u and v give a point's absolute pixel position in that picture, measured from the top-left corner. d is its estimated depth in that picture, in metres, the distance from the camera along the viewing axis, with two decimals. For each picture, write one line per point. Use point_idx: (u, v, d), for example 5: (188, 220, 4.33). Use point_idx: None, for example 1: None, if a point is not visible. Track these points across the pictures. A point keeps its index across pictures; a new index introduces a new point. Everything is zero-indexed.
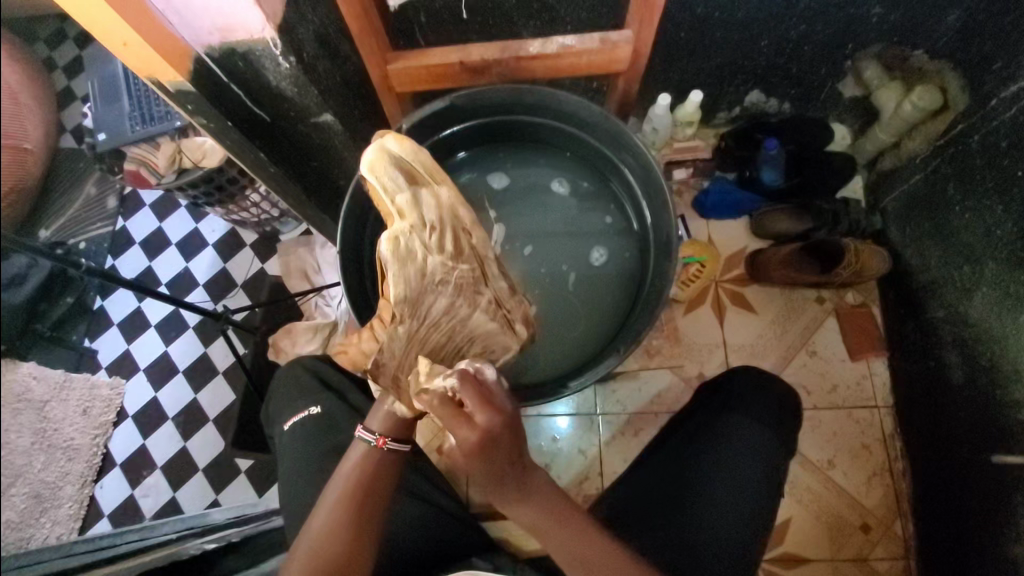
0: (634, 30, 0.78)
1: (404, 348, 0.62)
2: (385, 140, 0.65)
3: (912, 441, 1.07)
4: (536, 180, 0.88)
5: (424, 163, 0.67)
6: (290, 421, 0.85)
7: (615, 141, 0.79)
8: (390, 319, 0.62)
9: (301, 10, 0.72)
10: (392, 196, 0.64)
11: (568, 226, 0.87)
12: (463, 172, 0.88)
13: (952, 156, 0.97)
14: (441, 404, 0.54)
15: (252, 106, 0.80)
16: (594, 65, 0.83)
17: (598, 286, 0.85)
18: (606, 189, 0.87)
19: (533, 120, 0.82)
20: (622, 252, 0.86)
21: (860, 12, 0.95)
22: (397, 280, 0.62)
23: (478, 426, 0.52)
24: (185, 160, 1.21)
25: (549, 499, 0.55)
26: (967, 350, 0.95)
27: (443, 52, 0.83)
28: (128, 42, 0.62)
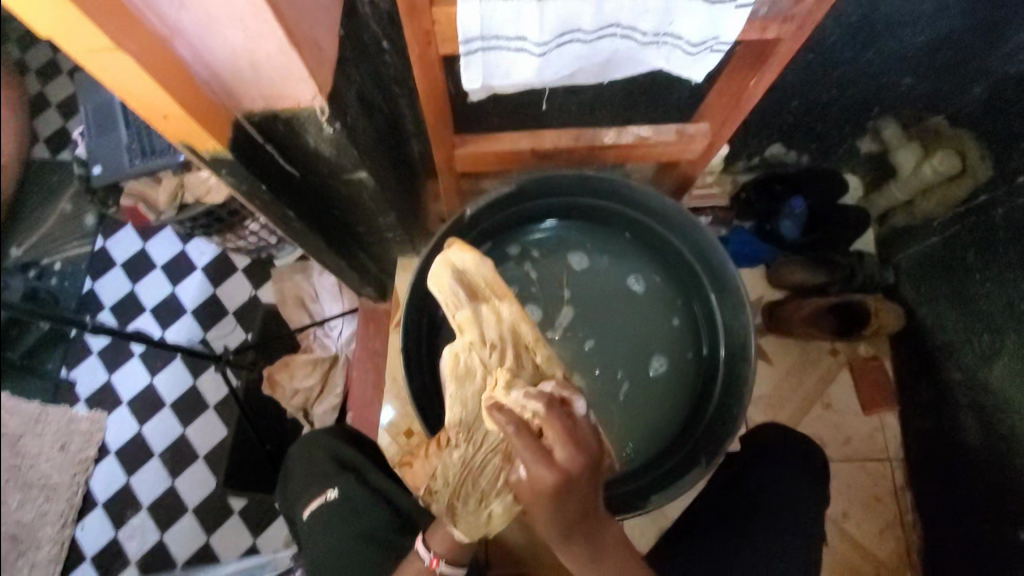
0: (711, 125, 0.77)
1: (457, 474, 0.58)
2: (451, 253, 0.59)
3: (922, 496, 1.10)
4: (613, 268, 0.87)
5: (485, 277, 0.61)
6: (307, 509, 0.84)
7: (684, 233, 0.80)
8: (447, 442, 0.61)
9: (346, 75, 0.67)
10: (453, 310, 0.60)
11: (634, 322, 0.86)
12: (537, 248, 0.88)
13: (974, 224, 1.00)
14: (518, 431, 0.50)
15: (285, 165, 0.76)
16: (665, 153, 0.81)
17: (660, 386, 0.85)
18: (680, 291, 0.87)
19: (621, 210, 0.83)
20: (684, 358, 0.85)
21: (891, 81, 0.97)
22: (454, 401, 0.61)
23: (559, 466, 0.48)
24: (187, 196, 1.12)
25: (621, 555, 0.53)
26: (984, 417, 0.97)
27: (514, 136, 0.79)
28: (169, 115, 0.57)
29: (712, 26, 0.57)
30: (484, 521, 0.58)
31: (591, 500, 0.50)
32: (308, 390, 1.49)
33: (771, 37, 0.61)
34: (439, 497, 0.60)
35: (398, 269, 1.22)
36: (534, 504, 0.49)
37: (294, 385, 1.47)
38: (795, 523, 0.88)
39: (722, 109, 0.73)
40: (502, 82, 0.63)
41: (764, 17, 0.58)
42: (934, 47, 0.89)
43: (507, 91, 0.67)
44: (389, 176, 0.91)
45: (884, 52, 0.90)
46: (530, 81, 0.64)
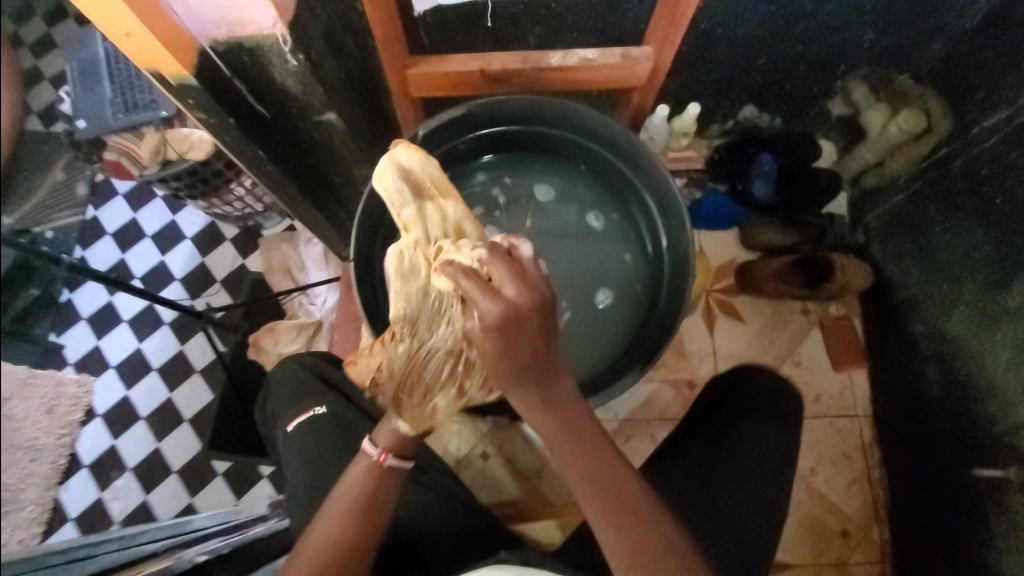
0: (654, 49, 0.83)
1: (402, 367, 0.59)
2: (397, 152, 0.64)
3: (890, 451, 1.11)
4: (569, 200, 0.90)
5: (431, 176, 0.65)
6: (294, 422, 0.87)
7: (634, 161, 0.82)
8: (392, 337, 0.61)
9: (310, 8, 0.70)
10: (398, 209, 0.63)
11: (586, 257, 0.89)
12: (505, 181, 0.90)
13: (935, 178, 1.02)
14: (469, 275, 0.51)
15: (254, 103, 0.78)
16: (614, 79, 0.87)
17: (611, 313, 0.87)
18: (632, 226, 0.89)
19: (584, 145, 0.85)
20: (631, 293, 0.88)
21: (854, 35, 0.99)
22: (399, 297, 0.62)
23: (506, 297, 0.49)
24: (171, 152, 1.17)
25: (572, 411, 0.54)
26: (946, 365, 0.98)
27: (464, 60, 0.87)
28: (131, 33, 0.59)
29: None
30: (428, 413, 0.60)
31: (546, 345, 0.51)
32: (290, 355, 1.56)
33: None
34: (383, 390, 0.59)
35: None
36: (485, 341, 0.49)
37: (278, 350, 1.52)
38: (772, 453, 0.88)
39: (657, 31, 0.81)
40: None
41: None
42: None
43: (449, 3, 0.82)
44: (361, 123, 0.93)
45: (845, 4, 0.91)
46: None
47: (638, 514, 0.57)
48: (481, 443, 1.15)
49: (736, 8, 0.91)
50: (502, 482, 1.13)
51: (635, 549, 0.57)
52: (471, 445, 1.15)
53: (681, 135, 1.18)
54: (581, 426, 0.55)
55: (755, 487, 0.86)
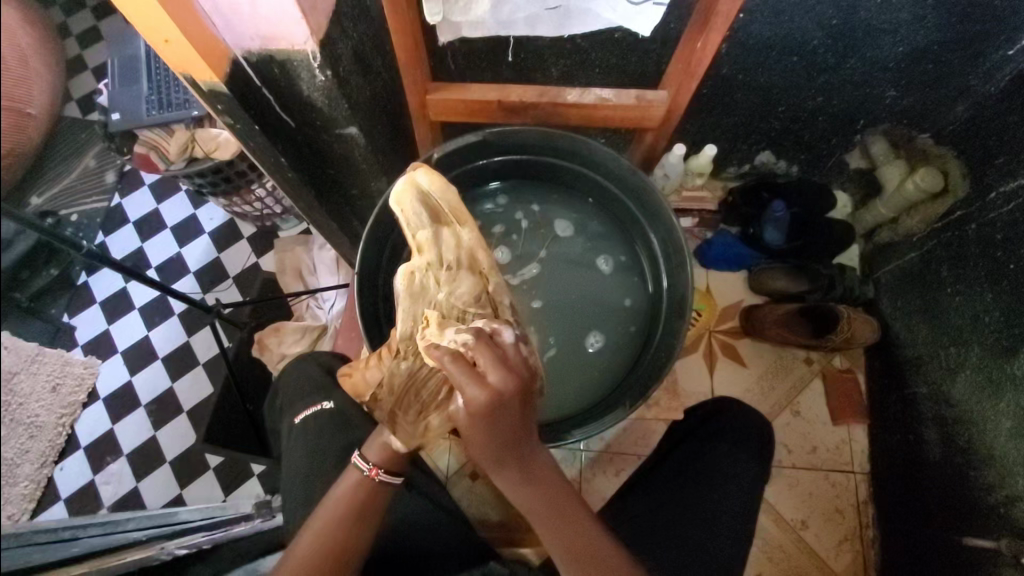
0: (670, 92, 0.84)
1: (402, 384, 0.61)
2: (416, 174, 0.66)
3: (885, 511, 1.09)
4: (577, 233, 0.91)
5: (447, 200, 0.67)
6: (302, 414, 0.88)
7: (640, 198, 0.82)
8: (397, 353, 0.63)
9: (341, 26, 0.73)
10: (414, 231, 0.65)
11: (589, 291, 0.89)
12: (526, 209, 0.91)
13: (948, 240, 1.01)
14: (454, 362, 0.51)
15: (281, 112, 0.81)
16: (625, 118, 0.87)
17: (608, 350, 0.87)
18: (637, 267, 0.90)
19: (606, 186, 0.86)
20: (627, 337, 0.88)
21: (875, 92, 0.99)
22: (406, 315, 0.65)
23: (490, 386, 0.50)
24: (198, 150, 1.22)
25: (551, 484, 0.55)
26: (947, 429, 0.97)
27: (483, 90, 0.87)
28: (170, 39, 0.62)
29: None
30: (422, 432, 0.59)
31: (525, 427, 0.52)
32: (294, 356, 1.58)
33: None
34: (382, 404, 0.61)
35: None
36: (468, 427, 0.50)
37: (282, 350, 1.53)
38: (740, 486, 0.85)
39: (675, 77, 0.81)
40: (460, 17, 0.74)
41: None
42: (911, 61, 0.92)
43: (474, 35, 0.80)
44: (381, 139, 0.96)
45: (866, 61, 0.92)
46: (486, 17, 0.75)
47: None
48: (470, 463, 1.15)
49: (756, 58, 0.93)
50: (486, 504, 1.12)
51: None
52: (460, 465, 1.15)
53: (697, 174, 1.19)
54: (560, 500, 0.55)
55: (722, 517, 0.83)
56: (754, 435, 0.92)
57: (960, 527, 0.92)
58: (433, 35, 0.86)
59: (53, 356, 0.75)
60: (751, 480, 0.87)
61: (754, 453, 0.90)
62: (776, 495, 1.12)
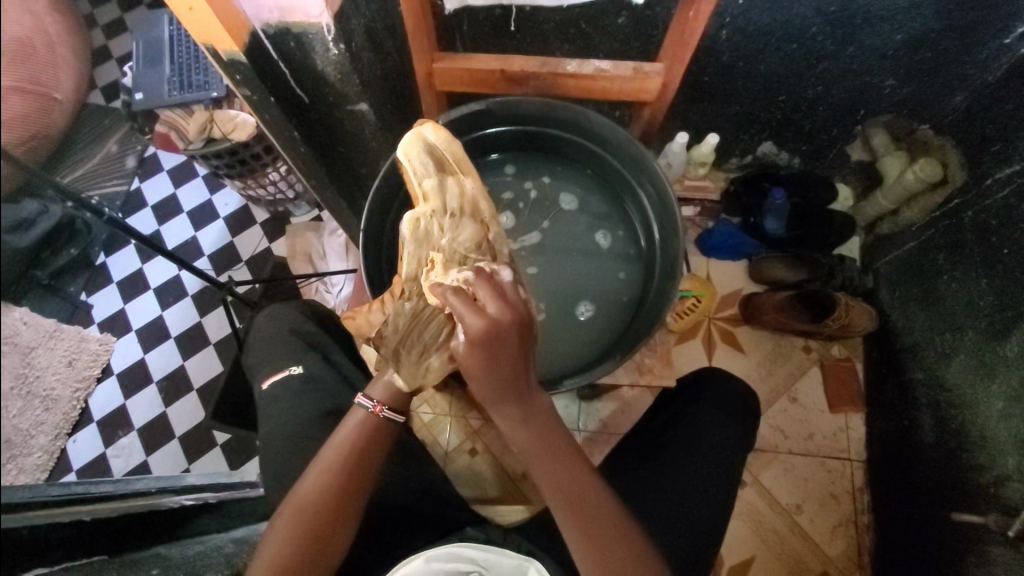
0: (666, 66, 0.87)
1: (406, 324, 0.64)
2: (424, 128, 0.70)
3: (879, 495, 1.10)
4: (579, 204, 0.94)
5: (452, 152, 0.70)
6: (270, 380, 0.86)
7: (635, 166, 0.84)
8: (401, 294, 0.67)
9: (354, 3, 0.77)
10: (420, 179, 0.68)
11: (586, 261, 0.92)
12: (535, 180, 0.95)
13: (946, 227, 1.02)
14: (457, 297, 0.57)
15: (296, 87, 0.85)
16: (625, 91, 0.91)
17: (600, 317, 0.90)
18: (634, 239, 0.92)
19: (608, 161, 0.88)
20: (618, 311, 0.90)
21: (874, 81, 1.01)
22: (411, 259, 0.67)
23: (489, 316, 0.54)
24: (216, 130, 1.22)
25: (549, 429, 0.58)
26: (940, 412, 0.98)
27: (488, 60, 0.90)
28: (194, 8, 0.65)
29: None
30: (422, 371, 0.63)
31: (523, 362, 0.56)
32: None
33: None
34: (386, 343, 0.63)
35: None
36: (470, 356, 0.54)
37: None
38: (723, 448, 0.86)
39: (670, 49, 0.84)
40: None
41: None
42: (909, 50, 0.94)
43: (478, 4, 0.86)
44: (389, 119, 1.00)
45: (863, 49, 0.94)
46: None
47: (609, 538, 0.58)
48: (470, 440, 1.17)
49: (756, 45, 0.96)
50: (483, 480, 1.15)
51: (610, 568, 0.58)
52: (460, 441, 1.17)
53: (699, 163, 1.22)
54: (557, 441, 0.58)
55: (704, 477, 0.83)
56: (737, 400, 0.92)
57: (951, 509, 0.92)
58: (440, 10, 0.89)
59: (65, 337, 0.79)
60: (734, 444, 0.87)
61: (737, 418, 0.90)
62: (771, 478, 1.13)
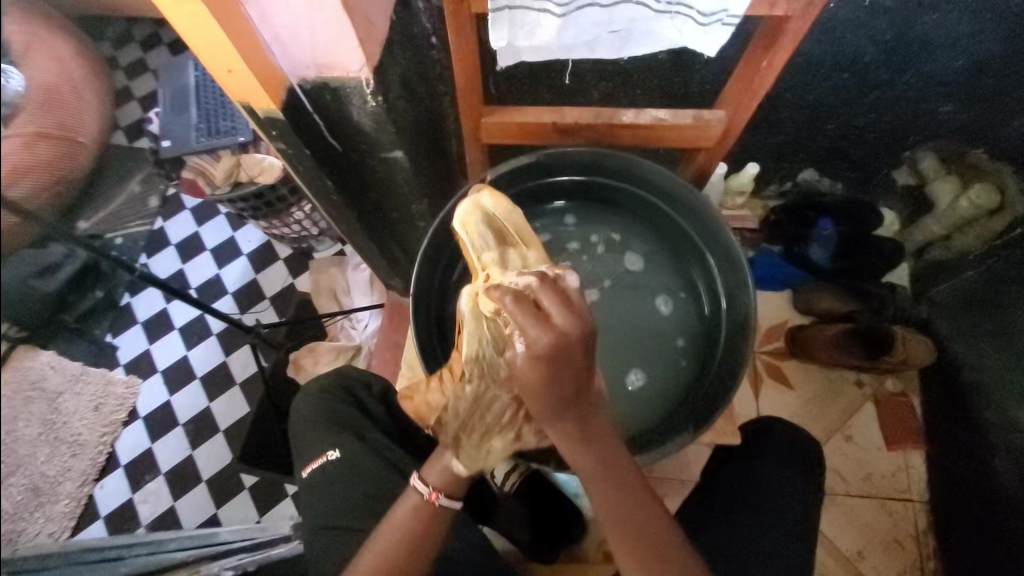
0: (729, 111, 0.79)
1: (467, 409, 0.60)
2: (482, 197, 0.67)
3: (946, 541, 1.03)
4: (637, 261, 0.87)
5: (512, 222, 0.67)
6: (308, 468, 0.79)
7: (702, 218, 0.79)
8: (461, 375, 0.62)
9: (392, 53, 0.75)
10: (479, 253, 0.65)
11: (645, 326, 0.84)
12: (600, 233, 0.88)
13: (1017, 258, 0.98)
14: (517, 302, 0.53)
15: (329, 137, 0.82)
16: (687, 139, 0.83)
17: (656, 385, 0.82)
18: (696, 302, 0.85)
19: (676, 220, 0.83)
20: (674, 385, 0.82)
21: (929, 107, 0.97)
22: (471, 336, 0.61)
23: (557, 328, 0.51)
24: (242, 174, 1.22)
25: (614, 456, 0.56)
26: (1018, 458, 0.92)
27: (536, 110, 0.83)
28: (233, 69, 0.64)
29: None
30: (484, 456, 0.60)
31: (589, 373, 0.53)
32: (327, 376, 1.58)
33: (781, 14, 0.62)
34: (448, 428, 0.61)
35: None
36: (530, 369, 0.52)
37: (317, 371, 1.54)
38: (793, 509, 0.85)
39: (735, 95, 0.76)
40: (525, 41, 0.69)
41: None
42: (968, 76, 0.89)
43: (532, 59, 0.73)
44: (423, 162, 0.97)
45: (920, 75, 0.90)
46: (551, 47, 0.69)
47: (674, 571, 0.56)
48: None
49: (806, 74, 0.92)
50: None
51: None
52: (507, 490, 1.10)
53: (737, 193, 1.17)
54: (620, 464, 0.57)
55: (774, 540, 0.82)
56: (798, 457, 0.90)
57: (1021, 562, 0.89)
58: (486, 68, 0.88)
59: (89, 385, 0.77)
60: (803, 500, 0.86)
61: (801, 473, 0.89)
62: (830, 524, 1.07)
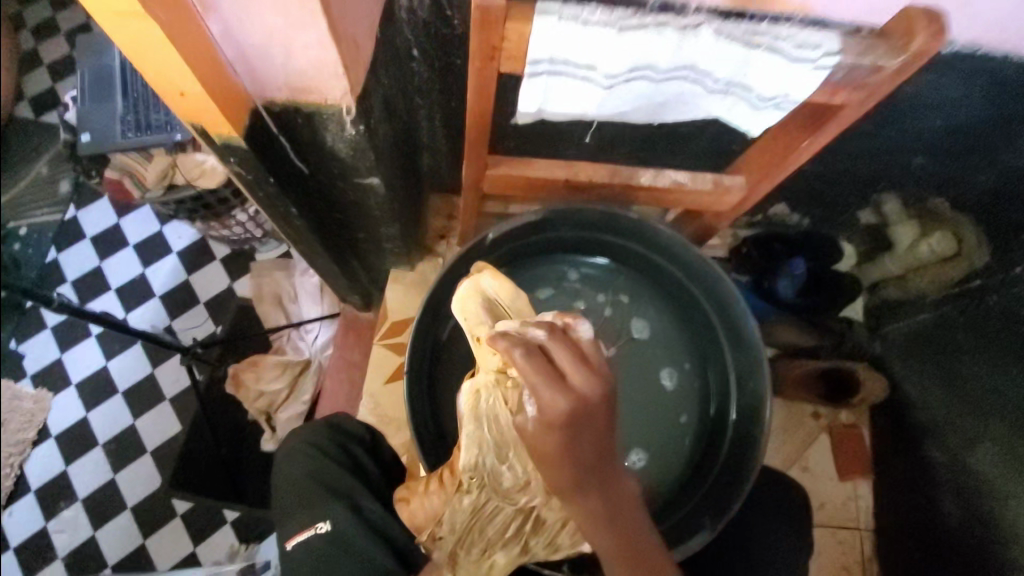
0: (749, 179, 0.83)
1: (464, 523, 0.64)
2: (482, 277, 0.66)
3: (888, 567, 1.10)
4: (645, 328, 0.92)
5: (515, 304, 0.65)
6: (293, 540, 0.75)
7: (714, 294, 0.85)
8: (458, 486, 0.63)
9: (375, 75, 0.66)
10: (474, 333, 0.64)
11: (650, 398, 0.88)
12: (609, 294, 0.92)
13: (967, 308, 1.01)
14: (527, 358, 0.47)
15: (296, 160, 0.71)
16: (701, 199, 0.87)
17: (660, 461, 0.87)
18: (699, 376, 0.90)
19: (694, 294, 0.88)
20: (673, 463, 0.87)
21: (902, 159, 1.00)
22: (469, 442, 0.62)
23: (575, 391, 0.46)
24: (179, 176, 1.08)
25: (633, 527, 0.51)
26: (965, 497, 0.98)
27: (550, 166, 0.82)
28: (186, 92, 0.53)
29: (784, 85, 0.60)
30: (485, 570, 0.65)
31: (611, 437, 0.49)
32: (274, 396, 1.34)
33: (837, 102, 0.65)
34: (442, 545, 0.64)
35: (390, 279, 1.20)
36: (546, 437, 0.46)
37: (261, 387, 1.33)
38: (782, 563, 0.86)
39: (758, 166, 0.81)
40: (557, 108, 0.65)
41: (838, 82, 0.62)
42: (943, 136, 0.92)
43: (555, 116, 0.68)
44: (398, 185, 0.88)
45: (904, 130, 0.93)
46: (587, 111, 0.65)
47: None
48: None
49: None
50: None
51: None
52: None
53: None
54: (642, 540, 0.52)
55: None
56: (790, 505, 0.91)
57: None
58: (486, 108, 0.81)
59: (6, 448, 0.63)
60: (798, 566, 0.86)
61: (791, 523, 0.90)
62: None
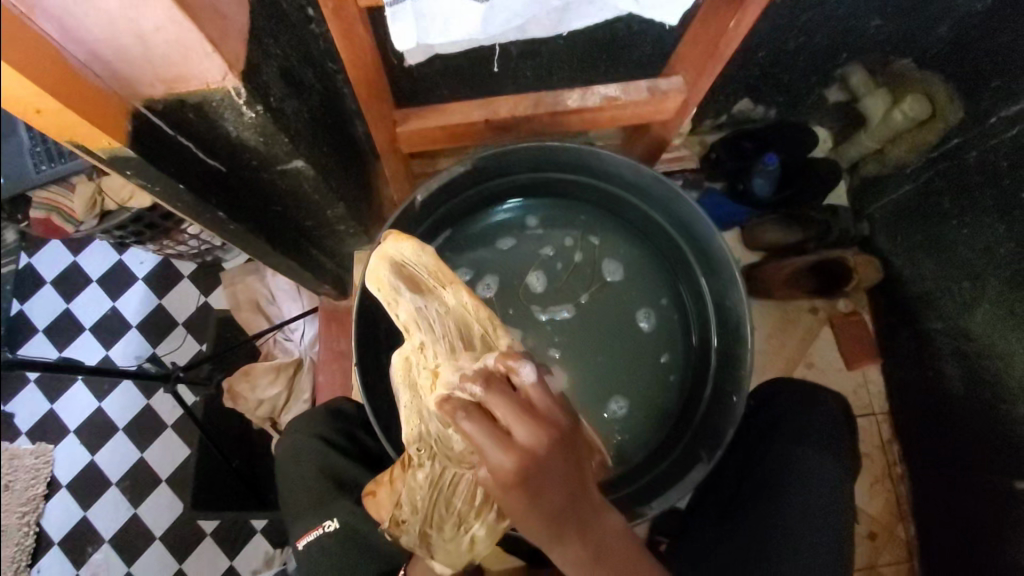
0: (685, 80, 0.77)
1: (425, 499, 0.61)
2: (386, 244, 0.64)
3: (909, 447, 1.09)
4: (616, 267, 0.90)
5: (426, 266, 0.63)
6: (304, 538, 0.73)
7: (674, 217, 0.82)
8: (410, 461, 0.63)
9: (262, 46, 0.59)
10: (394, 309, 0.62)
11: (627, 337, 0.88)
12: (577, 237, 0.91)
13: (947, 169, 0.97)
14: (473, 423, 0.48)
15: (206, 158, 0.66)
16: (638, 113, 0.81)
17: (650, 398, 0.87)
18: (679, 309, 0.90)
19: (663, 227, 0.85)
20: (663, 400, 0.87)
21: (859, 24, 0.92)
22: (411, 405, 0.63)
23: (518, 445, 0.46)
24: (109, 202, 1.03)
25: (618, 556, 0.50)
26: (967, 363, 0.96)
27: (464, 109, 0.80)
28: (41, 110, 0.48)
29: None
30: (467, 547, 0.61)
31: (577, 482, 0.47)
32: (272, 402, 1.29)
33: None
34: (407, 528, 0.61)
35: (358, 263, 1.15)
36: (502, 496, 0.46)
37: (257, 396, 1.28)
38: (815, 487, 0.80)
39: (688, 61, 0.76)
40: (441, 39, 0.63)
41: None
42: None
43: (450, 49, 0.67)
44: (333, 164, 0.82)
45: None
46: (478, 37, 0.64)
47: None
48: None
49: None
50: None
51: None
52: None
53: None
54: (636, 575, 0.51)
55: (798, 514, 0.79)
56: (823, 421, 0.85)
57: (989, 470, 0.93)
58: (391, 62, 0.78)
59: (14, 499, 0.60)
60: (827, 473, 0.81)
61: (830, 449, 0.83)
62: None
